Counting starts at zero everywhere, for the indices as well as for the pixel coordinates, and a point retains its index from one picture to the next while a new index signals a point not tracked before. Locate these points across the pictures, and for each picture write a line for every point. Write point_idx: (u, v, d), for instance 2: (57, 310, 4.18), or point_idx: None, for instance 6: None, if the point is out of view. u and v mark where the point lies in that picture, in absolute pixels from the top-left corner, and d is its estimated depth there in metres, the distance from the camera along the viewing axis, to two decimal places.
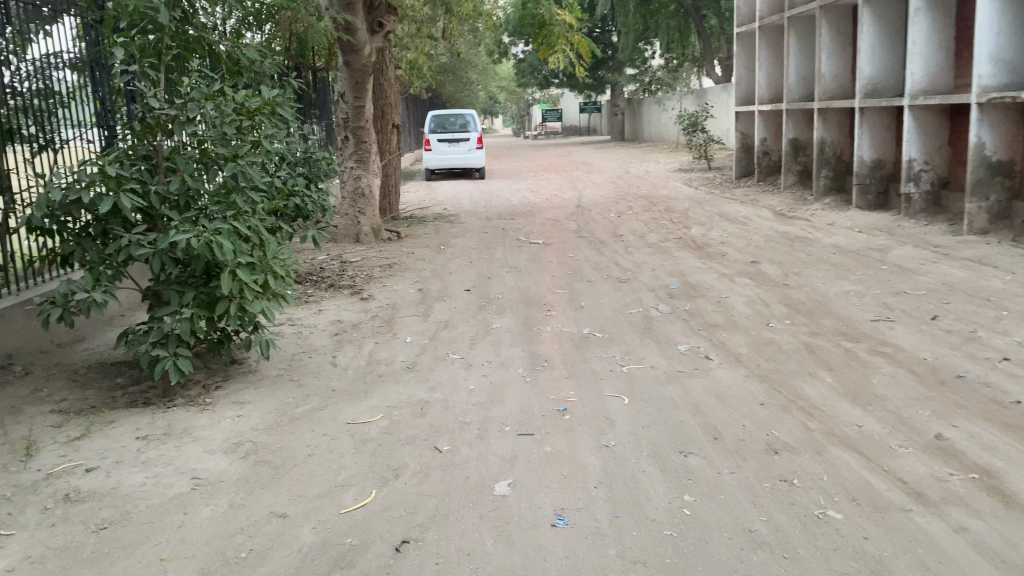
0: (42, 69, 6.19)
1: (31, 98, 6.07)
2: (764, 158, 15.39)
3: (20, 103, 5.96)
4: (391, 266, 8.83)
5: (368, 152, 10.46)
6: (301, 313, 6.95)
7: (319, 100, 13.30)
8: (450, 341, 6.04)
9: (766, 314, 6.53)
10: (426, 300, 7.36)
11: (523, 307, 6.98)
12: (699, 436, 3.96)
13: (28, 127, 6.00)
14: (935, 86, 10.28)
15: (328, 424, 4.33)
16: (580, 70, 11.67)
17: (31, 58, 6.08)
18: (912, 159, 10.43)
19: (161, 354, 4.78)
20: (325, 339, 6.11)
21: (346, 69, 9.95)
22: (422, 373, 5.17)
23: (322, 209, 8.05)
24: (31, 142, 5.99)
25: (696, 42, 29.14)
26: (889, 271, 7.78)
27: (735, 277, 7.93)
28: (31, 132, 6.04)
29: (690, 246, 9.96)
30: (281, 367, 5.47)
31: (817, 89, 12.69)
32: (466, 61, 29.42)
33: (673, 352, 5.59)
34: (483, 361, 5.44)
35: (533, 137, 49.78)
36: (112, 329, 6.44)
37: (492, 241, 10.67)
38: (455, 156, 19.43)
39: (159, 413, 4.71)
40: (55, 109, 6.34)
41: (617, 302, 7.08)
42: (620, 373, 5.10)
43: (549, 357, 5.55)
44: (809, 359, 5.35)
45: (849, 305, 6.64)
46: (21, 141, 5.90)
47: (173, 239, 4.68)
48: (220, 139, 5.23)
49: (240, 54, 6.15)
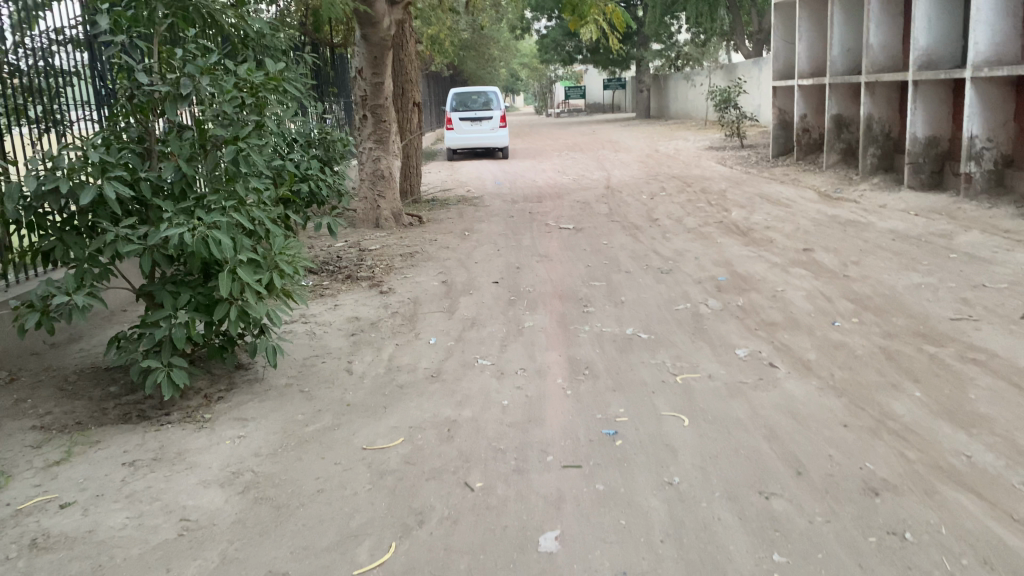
0: (50, 46, 5.58)
1: (36, 77, 5.50)
2: (803, 135, 14.56)
3: (22, 83, 5.36)
4: (413, 255, 8.22)
5: (388, 131, 9.86)
6: (315, 308, 6.38)
7: (336, 77, 12.68)
8: (479, 343, 5.43)
9: (830, 311, 5.86)
10: (451, 294, 6.75)
11: (557, 303, 6.36)
12: (781, 472, 3.33)
13: (31, 107, 5.43)
14: (1001, 55, 9.42)
15: (343, 449, 3.74)
16: (613, 41, 10.89)
17: (37, 34, 5.48)
18: (974, 135, 9.58)
19: (153, 366, 4.21)
20: (341, 341, 5.53)
21: (364, 43, 9.28)
22: (448, 384, 4.55)
23: (339, 195, 7.46)
24: (34, 124, 5.43)
25: (726, 15, 28.11)
26: (959, 260, 7.05)
27: (789, 267, 7.24)
28: (35, 113, 5.47)
29: (732, 231, 9.26)
30: (290, 374, 4.88)
31: (865, 62, 11.84)
32: (489, 36, 28.66)
33: (732, 358, 4.94)
34: (516, 368, 4.83)
35: (555, 115, 48.95)
36: (110, 327, 5.88)
37: (519, 226, 10.04)
38: (479, 135, 18.74)
39: (151, 432, 4.14)
40: (62, 90, 5.73)
41: (661, 297, 6.43)
42: (674, 385, 4.46)
43: (590, 362, 4.93)
44: (890, 366, 4.67)
45: (923, 301, 5.94)
46: (24, 123, 5.34)
47: (164, 234, 4.08)
48: (220, 119, 4.61)
49: (246, 26, 5.54)
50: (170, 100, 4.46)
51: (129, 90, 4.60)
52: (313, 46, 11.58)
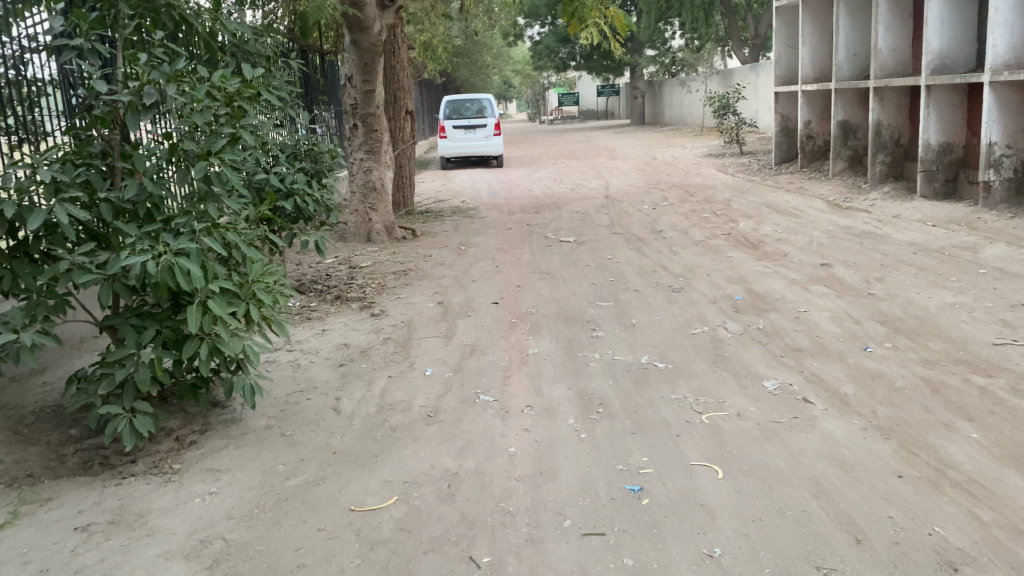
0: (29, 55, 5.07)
1: (7, 86, 4.96)
2: (808, 142, 14.14)
3: None
4: (407, 273, 7.74)
5: (380, 141, 9.38)
6: (301, 334, 5.91)
7: (325, 85, 12.28)
8: (479, 374, 4.95)
9: (861, 335, 5.40)
10: (448, 316, 6.28)
11: (562, 326, 5.89)
12: (838, 541, 2.87)
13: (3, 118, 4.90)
14: (1021, 58, 9.01)
15: (327, 511, 3.26)
16: (614, 45, 10.45)
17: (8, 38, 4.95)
18: (993, 142, 9.17)
19: (114, 413, 3.72)
20: (328, 372, 5.05)
21: (353, 49, 8.82)
22: (446, 426, 4.07)
23: (327, 210, 6.97)
24: (7, 135, 4.90)
25: (721, 20, 27.75)
26: (990, 276, 6.60)
27: (808, 284, 6.79)
28: (7, 124, 4.93)
29: (742, 244, 8.80)
30: (271, 415, 4.40)
31: (873, 66, 11.41)
32: (482, 42, 28.20)
33: (760, 392, 4.47)
34: (522, 405, 4.35)
35: (549, 123, 48.58)
36: (79, 356, 5.35)
37: (518, 240, 9.58)
38: (474, 144, 18.29)
39: (112, 488, 3.65)
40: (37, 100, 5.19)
41: (675, 319, 5.95)
42: (701, 426, 3.99)
43: (604, 398, 4.46)
44: (937, 401, 4.21)
45: (959, 323, 5.49)
46: None
47: (124, 263, 3.59)
48: (189, 132, 4.13)
49: (222, 29, 5.10)
50: (132, 110, 3.97)
51: (88, 99, 4.11)
52: (301, 53, 11.13)
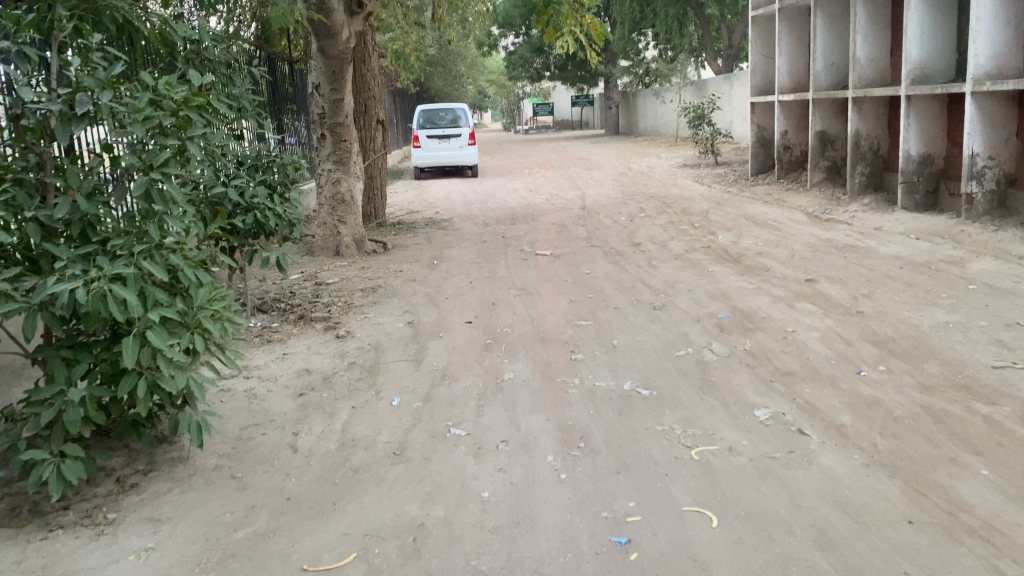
0: None
1: None
2: (785, 152, 13.99)
3: None
4: (375, 289, 7.37)
5: (349, 151, 9.02)
6: (260, 359, 5.53)
7: (293, 93, 11.91)
8: (450, 404, 4.60)
9: (853, 358, 5.13)
10: (418, 338, 5.93)
11: (538, 348, 5.57)
12: None
13: None
14: (1003, 68, 8.87)
15: (277, 572, 2.93)
16: (591, 53, 10.17)
17: None
18: (976, 153, 9.00)
19: (40, 459, 3.33)
20: (286, 404, 4.68)
21: (321, 56, 8.45)
22: (414, 467, 3.72)
23: (290, 224, 6.54)
24: None
25: (695, 31, 27.70)
26: (980, 292, 6.38)
27: (794, 301, 6.52)
28: None
29: (723, 258, 8.55)
30: (222, 453, 4.02)
31: (852, 76, 11.25)
32: (456, 51, 27.93)
33: (751, 422, 4.17)
34: (497, 440, 4.02)
35: (523, 132, 48.39)
36: (18, 384, 4.91)
37: (492, 253, 9.25)
38: (447, 154, 17.97)
39: (36, 543, 3.26)
40: None
41: (657, 340, 5.65)
42: (690, 463, 3.68)
43: (585, 430, 4.13)
44: (940, 432, 3.93)
45: (954, 344, 5.24)
46: None
47: (49, 291, 3.21)
48: (129, 145, 3.75)
49: (171, 33, 4.77)
50: (63, 120, 3.61)
51: (16, 109, 3.72)
52: (267, 60, 10.75)
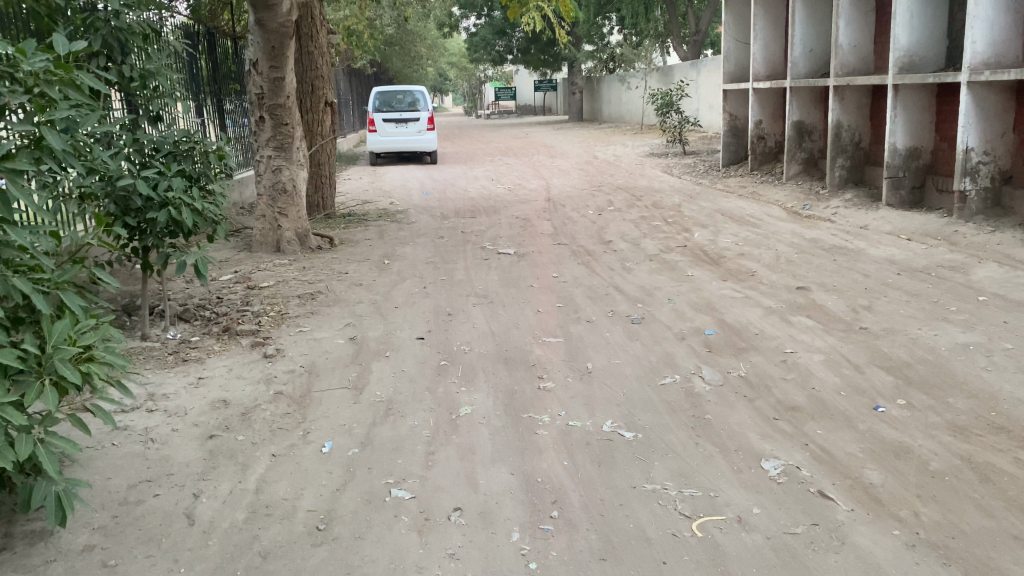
0: None
1: None
2: (759, 143, 13.33)
3: None
4: (314, 296, 6.47)
5: (291, 137, 8.07)
6: (169, 386, 4.61)
7: (234, 70, 10.83)
8: (393, 450, 3.77)
9: (866, 388, 4.41)
10: (361, 358, 5.07)
11: (501, 372, 4.76)
12: None
13: None
14: (1000, 57, 8.24)
15: None
16: (560, 32, 9.30)
17: None
18: (970, 148, 8.37)
19: None
20: (190, 452, 3.80)
21: (258, 30, 7.49)
22: (340, 552, 2.90)
23: (213, 222, 5.51)
24: None
25: (662, 16, 26.96)
26: (993, 305, 5.73)
27: (788, 314, 5.80)
28: None
29: (702, 260, 7.81)
30: (98, 526, 3.14)
31: (834, 63, 10.56)
32: (416, 31, 26.84)
33: (758, 478, 3.43)
34: (449, 507, 3.20)
35: (484, 118, 47.40)
36: None
37: (450, 251, 8.41)
38: (405, 138, 16.99)
39: None
40: None
41: (638, 363, 4.87)
42: (694, 543, 2.93)
43: (559, 491, 3.34)
44: (992, 496, 3.23)
45: (979, 371, 4.56)
46: None
47: None
48: None
49: None
50: None
51: None
52: (204, 34, 9.71)
